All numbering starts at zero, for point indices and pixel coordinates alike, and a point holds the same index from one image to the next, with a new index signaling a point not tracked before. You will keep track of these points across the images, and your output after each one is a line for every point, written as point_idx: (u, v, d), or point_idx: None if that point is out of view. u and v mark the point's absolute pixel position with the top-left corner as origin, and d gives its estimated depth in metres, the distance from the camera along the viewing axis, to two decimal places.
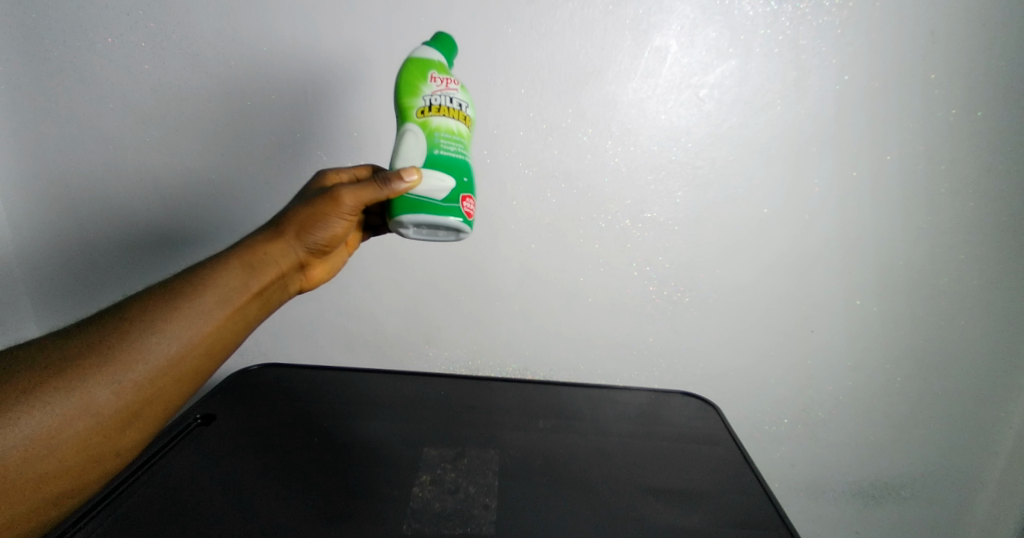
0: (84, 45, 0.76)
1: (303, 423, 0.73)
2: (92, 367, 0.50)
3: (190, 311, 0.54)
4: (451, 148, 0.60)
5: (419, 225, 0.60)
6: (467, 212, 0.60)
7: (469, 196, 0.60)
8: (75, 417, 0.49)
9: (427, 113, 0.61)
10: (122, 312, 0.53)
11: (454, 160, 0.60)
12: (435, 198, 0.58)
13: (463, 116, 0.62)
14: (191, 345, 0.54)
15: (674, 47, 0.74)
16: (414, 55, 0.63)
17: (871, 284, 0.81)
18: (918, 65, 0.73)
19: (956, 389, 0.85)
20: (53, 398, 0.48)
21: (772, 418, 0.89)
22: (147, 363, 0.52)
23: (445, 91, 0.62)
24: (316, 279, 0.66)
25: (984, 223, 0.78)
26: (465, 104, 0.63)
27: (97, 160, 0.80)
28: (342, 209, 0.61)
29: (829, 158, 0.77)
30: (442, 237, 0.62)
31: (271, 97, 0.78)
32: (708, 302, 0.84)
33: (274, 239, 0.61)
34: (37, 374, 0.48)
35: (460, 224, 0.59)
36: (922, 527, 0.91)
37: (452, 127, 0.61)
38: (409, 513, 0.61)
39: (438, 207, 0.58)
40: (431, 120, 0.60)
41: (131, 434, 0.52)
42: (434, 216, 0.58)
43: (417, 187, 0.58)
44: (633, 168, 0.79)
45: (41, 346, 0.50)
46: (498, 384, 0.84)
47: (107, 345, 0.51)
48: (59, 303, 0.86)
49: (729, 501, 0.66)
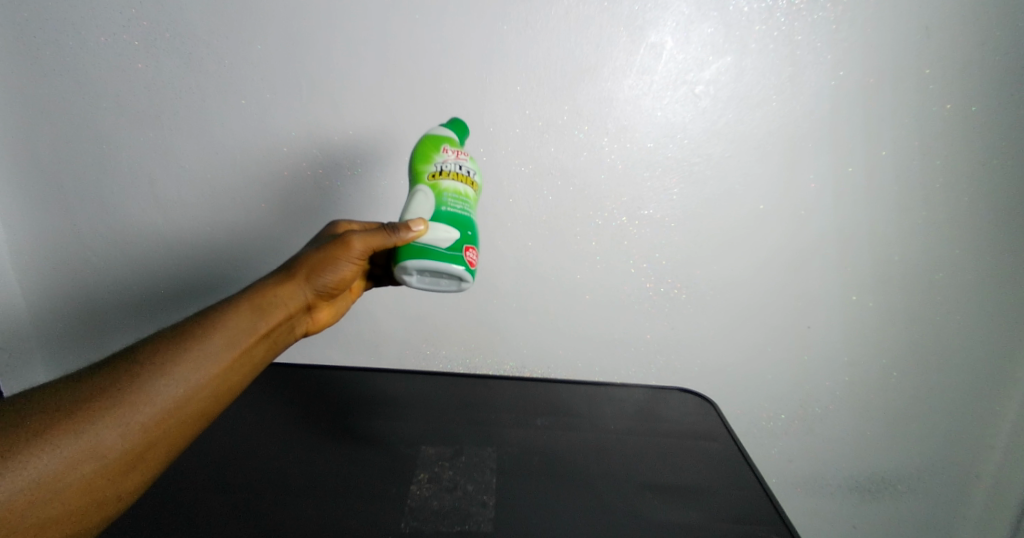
0: (76, 44, 0.76)
1: (300, 423, 0.72)
2: (100, 409, 0.49)
3: (199, 352, 0.54)
4: (457, 206, 0.64)
5: (423, 271, 0.62)
6: (470, 262, 0.63)
7: (473, 247, 0.63)
8: (81, 460, 0.48)
9: (438, 176, 0.65)
10: (134, 354, 0.52)
11: (459, 216, 0.64)
12: (441, 246, 0.61)
13: (470, 181, 0.67)
14: (198, 386, 0.53)
15: (669, 44, 0.74)
16: (430, 131, 0.69)
17: (867, 279, 0.82)
18: (913, 60, 0.73)
19: (952, 383, 0.85)
20: (62, 440, 0.47)
21: (768, 413, 0.89)
22: (154, 405, 0.51)
23: (456, 160, 0.67)
24: (322, 321, 0.68)
25: (978, 218, 0.78)
26: (473, 172, 0.67)
27: (90, 162, 0.80)
28: (352, 254, 0.64)
29: (824, 154, 0.77)
30: (443, 286, 0.64)
31: (266, 95, 0.78)
32: (705, 299, 0.84)
33: (285, 282, 0.63)
34: (47, 417, 0.47)
35: (463, 272, 0.62)
36: (918, 520, 0.92)
37: (460, 189, 0.65)
38: (407, 511, 0.61)
39: (443, 254, 0.61)
40: (440, 182, 0.65)
41: (134, 477, 0.50)
42: (438, 262, 0.61)
43: (423, 236, 0.61)
44: (630, 165, 0.79)
45: (52, 389, 0.49)
46: (496, 381, 0.84)
47: (116, 386, 0.50)
48: (56, 304, 0.86)
49: (727, 496, 0.66)
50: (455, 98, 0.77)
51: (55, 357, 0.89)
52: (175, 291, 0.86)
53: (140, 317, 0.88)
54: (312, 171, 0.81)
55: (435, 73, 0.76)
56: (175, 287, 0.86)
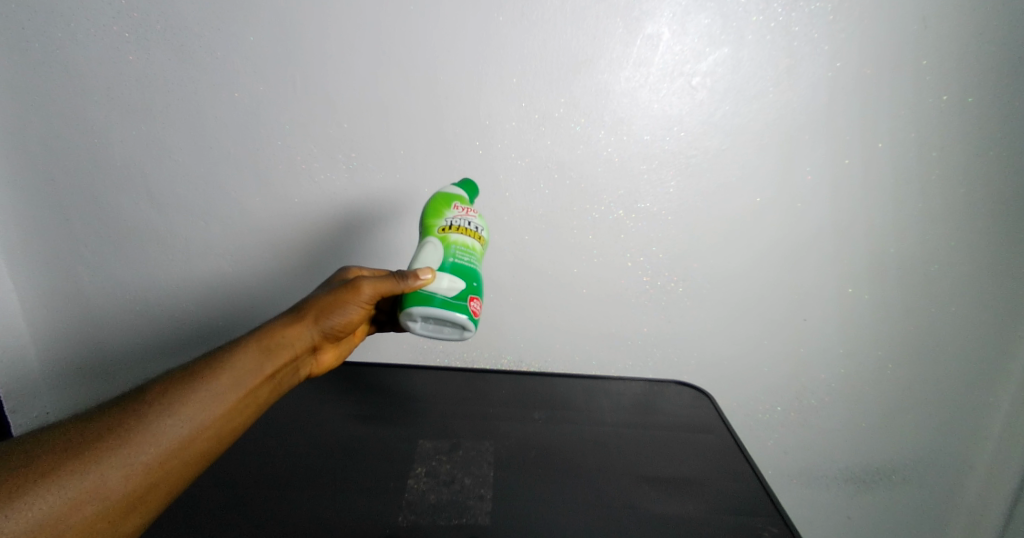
0: (66, 35, 0.75)
1: (295, 418, 0.72)
2: (107, 449, 0.48)
3: (207, 392, 0.54)
4: (464, 258, 0.67)
5: (428, 318, 0.64)
6: (473, 311, 0.65)
7: (477, 297, 0.66)
8: (85, 501, 0.47)
9: (448, 230, 0.68)
10: (145, 394, 0.52)
11: (467, 268, 0.66)
12: (445, 295, 0.64)
13: (478, 236, 0.69)
14: (204, 426, 0.53)
15: (666, 35, 0.73)
16: (440, 190, 0.72)
17: (862, 272, 0.82)
18: (910, 50, 0.73)
19: (946, 375, 0.85)
20: (68, 480, 0.46)
21: (765, 406, 0.90)
22: (160, 444, 0.50)
23: (465, 216, 0.69)
24: (324, 363, 0.69)
25: (973, 209, 0.78)
26: (481, 228, 0.70)
27: (82, 156, 0.80)
28: (360, 298, 0.66)
29: (820, 146, 0.77)
30: (446, 334, 0.66)
31: (260, 87, 0.77)
32: (701, 293, 0.84)
33: (295, 323, 0.64)
34: (56, 457, 0.47)
35: (467, 320, 0.64)
36: (912, 511, 0.93)
37: (468, 242, 0.68)
38: (404, 505, 0.61)
39: (449, 302, 0.64)
40: (450, 235, 0.68)
41: (134, 519, 0.49)
42: (443, 309, 0.63)
43: (429, 285, 0.64)
44: (627, 158, 0.78)
45: (62, 428, 0.49)
46: (493, 376, 0.84)
47: (124, 425, 0.50)
48: (50, 298, 0.86)
49: (724, 488, 0.66)
50: (450, 90, 0.77)
51: (48, 350, 0.88)
52: (169, 286, 0.86)
53: (134, 311, 0.87)
54: (306, 164, 0.80)
55: (431, 64, 0.76)
56: (169, 283, 0.86)
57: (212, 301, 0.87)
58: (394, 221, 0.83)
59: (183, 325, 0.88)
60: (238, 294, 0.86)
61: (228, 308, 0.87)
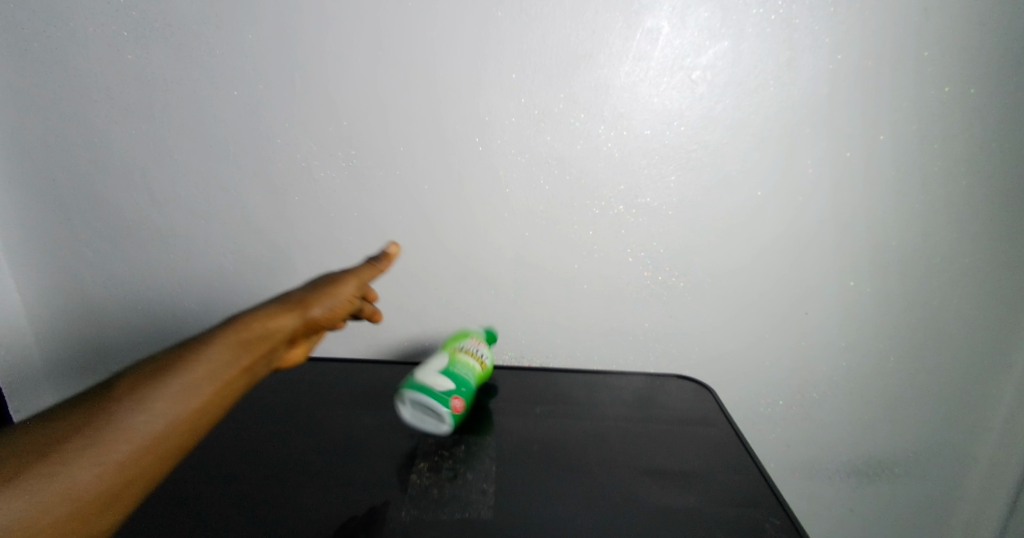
0: (65, 35, 0.75)
1: (301, 417, 0.73)
2: (75, 448, 0.46)
3: (181, 384, 0.51)
4: (463, 371, 0.72)
5: (414, 408, 0.70)
6: (454, 408, 0.69)
7: (461, 399, 0.69)
8: (55, 504, 0.44)
9: (457, 352, 0.75)
10: (115, 389, 0.49)
11: (461, 376, 0.71)
12: (431, 386, 0.70)
13: (482, 367, 0.74)
14: (179, 420, 0.50)
15: (666, 29, 0.73)
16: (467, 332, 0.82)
17: (863, 265, 0.82)
18: (911, 42, 0.73)
19: (948, 367, 0.85)
20: (35, 483, 0.44)
21: (766, 400, 0.90)
22: (133, 441, 0.48)
23: (476, 347, 0.76)
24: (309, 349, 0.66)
25: (975, 200, 0.78)
26: (487, 358, 0.76)
27: (83, 156, 0.80)
28: None
29: (821, 140, 0.77)
30: (424, 425, 0.71)
31: (259, 85, 0.77)
32: (703, 287, 0.84)
33: (277, 312, 0.60)
34: (19, 459, 0.44)
35: (443, 415, 0.69)
36: (914, 503, 0.93)
37: (469, 373, 0.72)
38: (408, 499, 0.62)
39: (432, 393, 0.69)
40: (456, 357, 0.74)
41: (109, 518, 0.47)
42: (424, 398, 0.69)
43: (423, 375, 0.71)
44: (627, 153, 0.78)
45: (24, 427, 0.46)
46: (494, 372, 0.84)
47: (93, 422, 0.47)
48: (52, 297, 0.86)
49: (724, 480, 0.67)
50: (449, 87, 0.77)
51: (52, 350, 0.88)
52: (171, 285, 0.86)
53: (137, 311, 0.87)
54: (306, 162, 0.80)
55: (430, 61, 0.76)
56: (170, 283, 0.86)
57: (213, 300, 0.87)
58: (394, 220, 0.83)
59: (185, 324, 0.88)
60: (238, 293, 0.86)
61: (228, 308, 0.87)
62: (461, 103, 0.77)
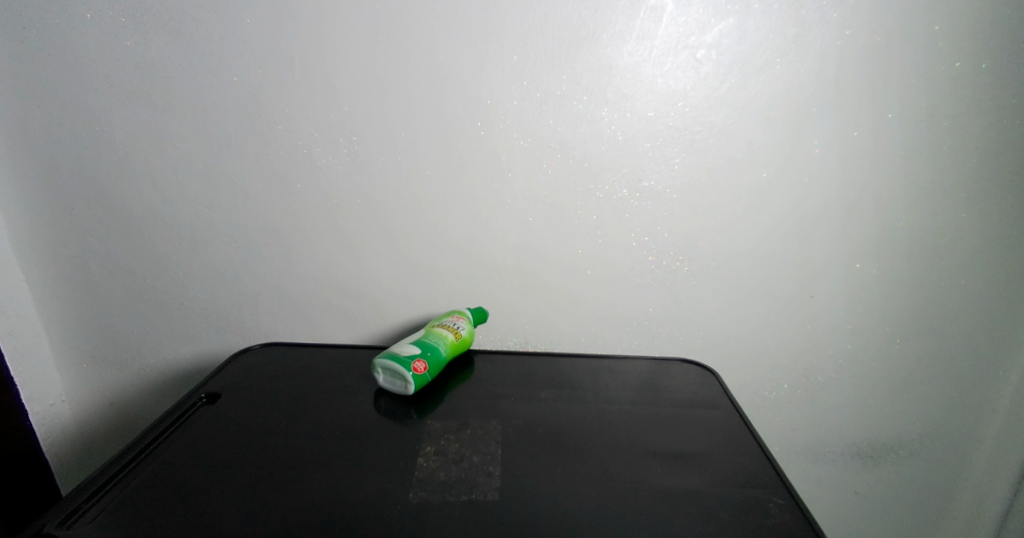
0: (62, 21, 0.75)
1: (303, 402, 0.73)
2: None
3: None
4: (432, 338, 0.78)
5: (383, 369, 0.75)
6: (415, 367, 0.74)
7: (424, 360, 0.75)
8: None
9: (435, 325, 0.81)
10: None
11: (428, 342, 0.78)
12: (399, 352, 0.76)
13: (454, 337, 0.80)
14: None
15: (670, 7, 0.73)
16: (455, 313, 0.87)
17: (870, 246, 0.81)
18: (919, 17, 0.72)
19: (955, 348, 0.85)
20: None
21: (771, 383, 0.89)
22: None
23: (454, 321, 0.81)
24: None
25: (984, 178, 0.77)
26: (462, 329, 0.81)
27: (84, 144, 0.79)
28: None
29: (829, 119, 0.76)
30: (392, 387, 0.75)
31: (260, 69, 0.76)
32: (708, 270, 0.84)
33: None
34: None
35: (403, 371, 0.74)
36: (919, 485, 0.93)
37: (438, 340, 0.78)
38: (415, 481, 0.62)
39: (397, 356, 0.75)
40: (432, 329, 0.80)
41: None
42: (388, 360, 0.75)
43: (397, 346, 0.77)
44: (631, 135, 0.78)
45: None
46: (499, 358, 0.84)
47: None
48: (60, 288, 0.86)
49: (728, 461, 0.67)
50: (451, 67, 0.76)
51: (56, 339, 0.88)
52: (173, 273, 0.85)
53: (139, 299, 0.87)
54: (307, 148, 0.80)
55: (431, 41, 0.75)
56: (173, 270, 0.85)
57: (216, 288, 0.86)
58: (397, 206, 0.82)
59: (189, 312, 0.87)
60: (241, 281, 0.86)
61: (233, 296, 0.87)
62: (462, 84, 0.76)
